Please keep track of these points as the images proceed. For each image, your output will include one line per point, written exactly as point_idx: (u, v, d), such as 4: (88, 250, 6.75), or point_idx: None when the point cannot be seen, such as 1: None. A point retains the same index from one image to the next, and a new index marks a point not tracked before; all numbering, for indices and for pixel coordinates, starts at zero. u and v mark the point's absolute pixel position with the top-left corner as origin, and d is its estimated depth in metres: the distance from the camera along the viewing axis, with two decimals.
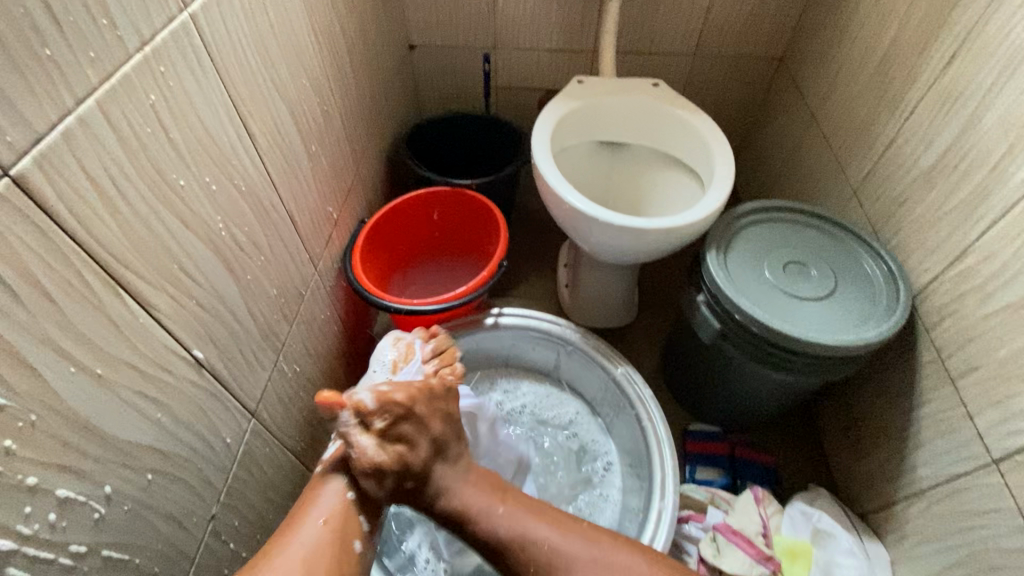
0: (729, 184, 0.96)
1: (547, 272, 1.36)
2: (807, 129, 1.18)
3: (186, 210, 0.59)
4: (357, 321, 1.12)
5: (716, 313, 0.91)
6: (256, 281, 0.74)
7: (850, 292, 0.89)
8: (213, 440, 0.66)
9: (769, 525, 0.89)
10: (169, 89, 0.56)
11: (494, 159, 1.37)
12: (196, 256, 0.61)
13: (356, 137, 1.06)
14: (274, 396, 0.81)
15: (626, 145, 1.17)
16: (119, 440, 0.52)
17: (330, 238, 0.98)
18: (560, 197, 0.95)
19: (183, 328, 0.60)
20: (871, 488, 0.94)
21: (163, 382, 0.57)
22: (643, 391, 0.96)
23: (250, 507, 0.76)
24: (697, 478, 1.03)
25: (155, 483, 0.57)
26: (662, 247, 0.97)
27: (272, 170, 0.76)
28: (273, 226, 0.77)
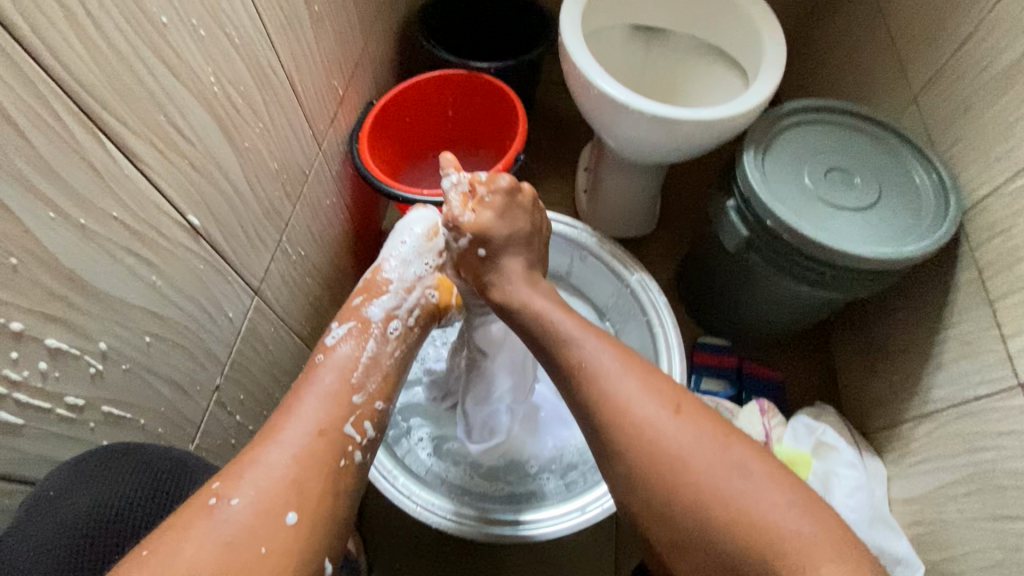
0: (778, 76, 0.86)
1: (565, 175, 1.28)
2: (869, 25, 1.05)
3: (171, 55, 0.53)
4: (365, 213, 1.08)
5: (745, 219, 0.85)
6: (255, 150, 0.69)
7: (893, 204, 0.83)
8: (213, 313, 0.64)
9: (772, 436, 0.89)
10: None
11: (516, 46, 1.25)
12: (186, 110, 0.55)
13: (365, 4, 0.95)
14: (278, 277, 0.78)
15: (664, 31, 1.04)
16: (112, 298, 0.49)
17: (336, 117, 0.91)
18: (589, 82, 0.86)
19: (175, 189, 0.55)
20: (878, 408, 0.93)
21: (157, 245, 0.54)
22: (657, 298, 0.92)
23: (255, 384, 0.76)
24: (702, 388, 1.02)
25: (154, 347, 0.55)
26: (694, 146, 0.89)
27: (270, 26, 0.68)
28: (272, 92, 0.71)
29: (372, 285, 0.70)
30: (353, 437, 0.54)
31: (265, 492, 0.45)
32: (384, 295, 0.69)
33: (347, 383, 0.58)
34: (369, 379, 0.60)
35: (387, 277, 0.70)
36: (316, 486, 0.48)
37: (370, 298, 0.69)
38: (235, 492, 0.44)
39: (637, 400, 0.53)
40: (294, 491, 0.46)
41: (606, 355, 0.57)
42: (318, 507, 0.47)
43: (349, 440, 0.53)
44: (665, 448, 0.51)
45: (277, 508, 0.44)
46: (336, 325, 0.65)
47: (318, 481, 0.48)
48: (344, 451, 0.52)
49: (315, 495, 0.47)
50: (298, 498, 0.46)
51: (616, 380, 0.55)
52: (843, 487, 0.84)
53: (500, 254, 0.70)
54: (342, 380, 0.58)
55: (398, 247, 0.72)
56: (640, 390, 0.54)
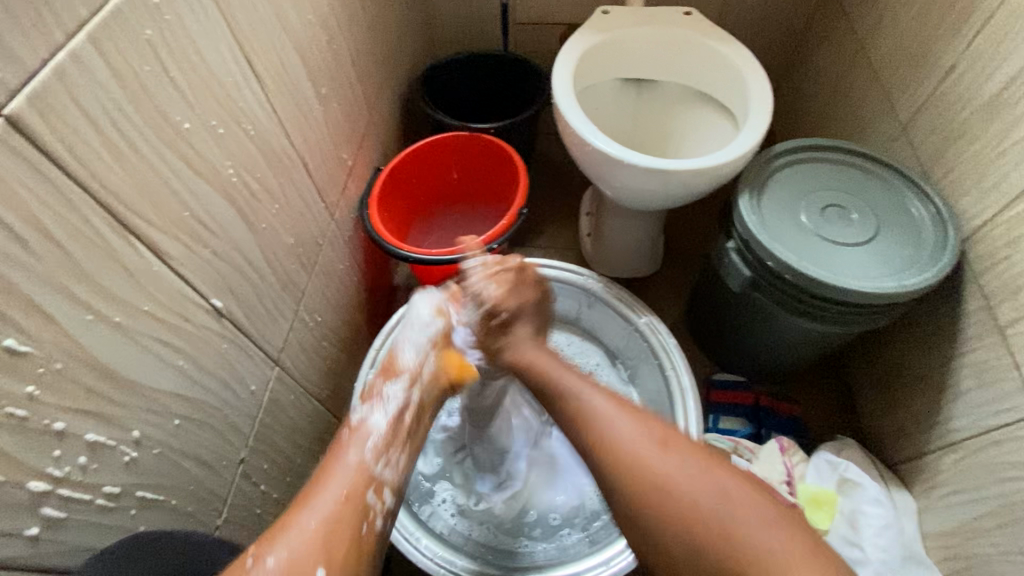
0: (766, 121, 0.90)
1: (568, 220, 1.32)
2: (852, 62, 1.09)
3: (194, 154, 0.57)
4: (377, 272, 1.11)
5: (746, 260, 0.86)
6: (271, 229, 0.73)
7: (892, 237, 0.84)
8: (237, 388, 0.67)
9: (793, 473, 0.88)
10: (166, 24, 0.53)
11: (514, 104, 1.31)
12: (207, 203, 0.59)
13: (369, 80, 1.02)
14: (296, 346, 0.81)
15: (653, 82, 1.09)
16: (144, 385, 0.52)
17: (346, 187, 0.96)
18: (583, 140, 0.90)
19: (200, 277, 0.59)
20: (900, 439, 0.92)
21: (184, 331, 0.57)
22: (667, 340, 0.93)
23: (278, 452, 0.78)
24: (721, 427, 1.02)
25: (184, 429, 0.58)
26: (691, 192, 0.92)
27: (282, 114, 0.73)
28: (286, 173, 0.75)
29: (389, 368, 0.68)
30: (372, 506, 0.55)
31: (299, 556, 0.47)
32: (399, 379, 0.67)
33: (369, 458, 0.58)
34: (394, 451, 0.61)
35: (405, 359, 0.69)
36: (343, 551, 0.50)
37: (388, 378, 0.67)
38: (271, 553, 0.47)
39: (628, 439, 0.54)
40: (324, 550, 0.48)
41: (600, 400, 0.59)
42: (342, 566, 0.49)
43: (369, 506, 0.54)
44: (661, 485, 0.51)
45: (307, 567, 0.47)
46: (358, 403, 0.65)
47: (343, 546, 0.50)
48: (366, 515, 0.53)
49: (341, 555, 0.49)
50: (328, 558, 0.48)
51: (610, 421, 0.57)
52: (870, 526, 0.83)
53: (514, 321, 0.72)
54: (366, 455, 0.58)
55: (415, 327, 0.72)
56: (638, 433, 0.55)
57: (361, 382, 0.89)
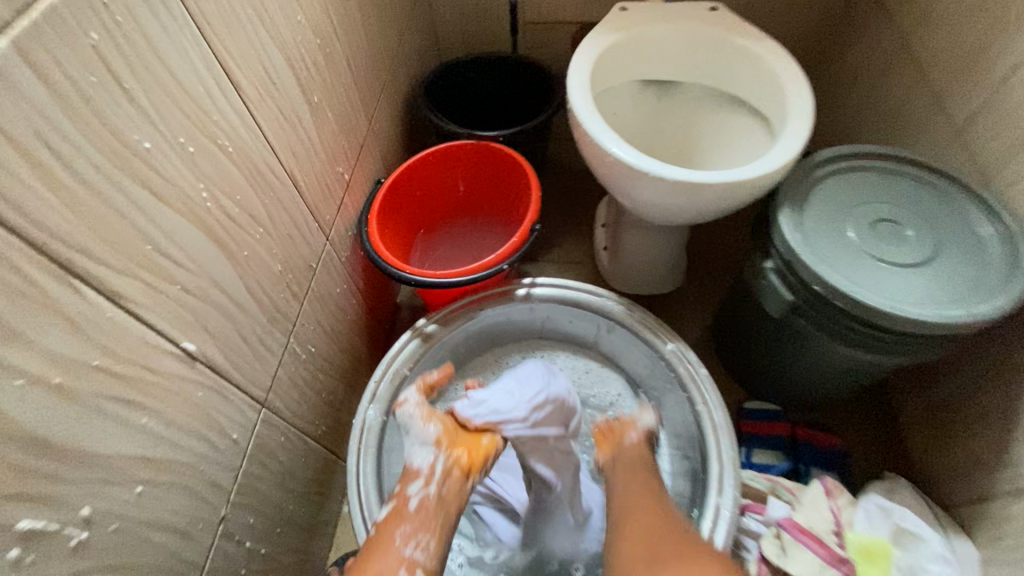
0: (806, 127, 0.81)
1: (582, 233, 1.23)
2: (895, 59, 1.00)
3: (158, 179, 0.49)
4: (378, 292, 1.03)
5: (787, 282, 0.77)
6: (256, 257, 0.65)
7: (952, 256, 0.75)
8: (215, 439, 0.59)
9: (842, 520, 0.78)
10: (119, 28, 0.45)
11: (523, 110, 1.23)
12: (175, 233, 0.52)
13: (367, 86, 0.94)
14: (287, 383, 0.73)
15: (676, 84, 1.00)
16: (96, 455, 0.44)
17: (343, 203, 0.88)
18: (603, 148, 0.81)
19: (167, 319, 0.51)
20: (959, 479, 0.82)
21: (147, 383, 0.49)
22: (697, 371, 0.84)
23: (267, 502, 0.70)
24: (755, 463, 0.93)
25: (149, 495, 0.50)
26: (723, 206, 0.83)
27: (267, 127, 0.66)
28: (272, 193, 0.67)
29: (406, 474, 0.69)
30: None
31: None
32: (417, 480, 0.67)
33: (401, 545, 0.62)
34: (423, 533, 0.63)
35: (417, 460, 0.69)
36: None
37: (406, 483, 0.68)
38: None
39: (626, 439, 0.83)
40: None
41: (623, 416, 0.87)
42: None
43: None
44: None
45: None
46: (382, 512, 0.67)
47: None
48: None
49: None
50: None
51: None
52: None
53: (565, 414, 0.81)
54: (400, 543, 0.62)
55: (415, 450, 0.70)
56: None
57: (359, 418, 0.81)
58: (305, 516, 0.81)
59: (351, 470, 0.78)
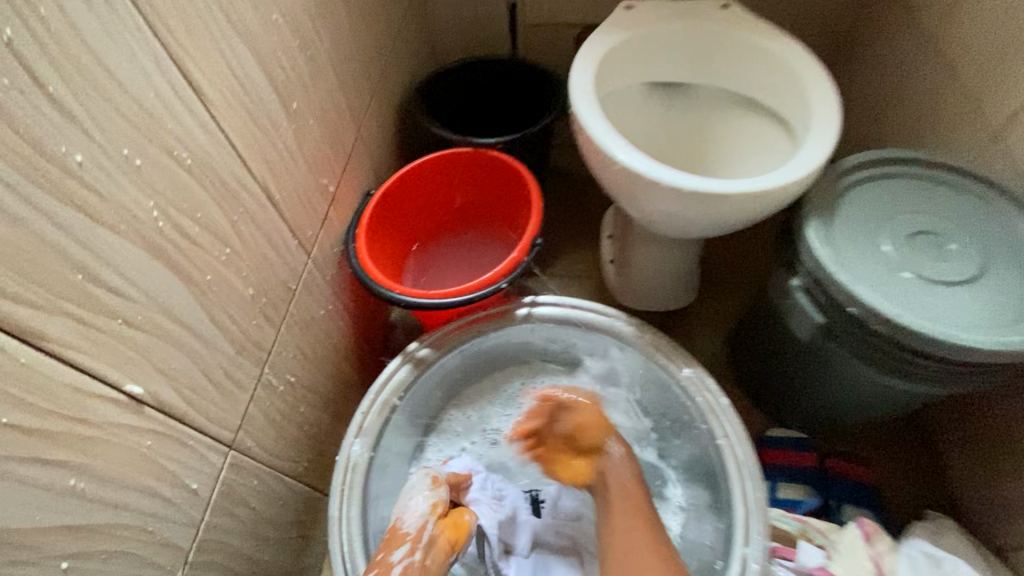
0: (833, 132, 0.73)
1: (587, 246, 1.15)
2: (923, 58, 0.92)
3: (93, 196, 0.42)
4: (368, 312, 0.96)
5: (817, 301, 0.69)
6: (222, 282, 0.58)
7: (1003, 274, 0.67)
8: (170, 492, 0.51)
9: (883, 569, 0.70)
10: (41, 20, 0.38)
11: (524, 115, 1.16)
12: (117, 259, 0.44)
13: (355, 91, 0.87)
14: (261, 419, 0.66)
15: (687, 87, 0.93)
16: (5, 531, 0.37)
17: (328, 218, 0.81)
18: (610, 155, 0.74)
19: (107, 359, 0.44)
20: (1011, 520, 0.74)
21: (80, 436, 0.42)
22: (718, 400, 0.75)
23: (236, 555, 0.63)
24: (781, 498, 0.84)
25: (82, 567, 0.43)
26: (742, 219, 0.75)
27: (236, 136, 0.59)
28: (242, 209, 0.60)
29: (393, 537, 0.67)
30: None
31: None
32: (403, 546, 0.66)
33: None
34: None
35: (406, 522, 0.69)
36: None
37: (389, 549, 0.66)
38: None
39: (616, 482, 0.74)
40: None
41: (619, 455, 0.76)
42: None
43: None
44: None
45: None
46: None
47: None
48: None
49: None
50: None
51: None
52: None
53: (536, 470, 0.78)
54: None
55: (412, 504, 0.71)
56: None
57: (344, 455, 0.73)
58: (283, 563, 0.73)
59: (335, 514, 0.70)
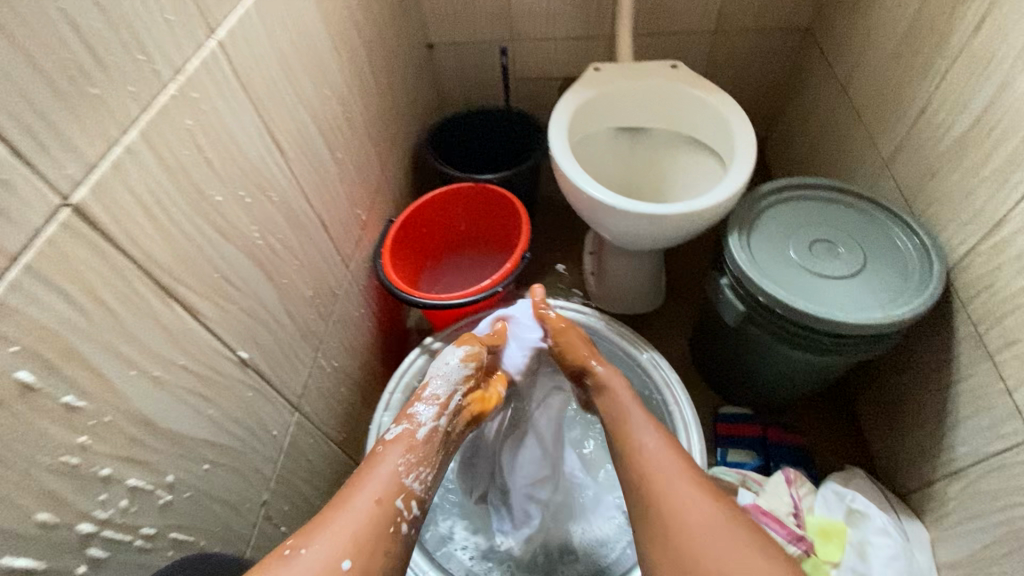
0: (750, 164, 0.95)
1: (572, 261, 1.37)
2: (834, 102, 1.15)
3: (224, 222, 0.64)
4: (390, 316, 1.17)
5: (739, 295, 0.90)
6: (292, 284, 0.79)
7: (879, 268, 0.88)
8: (260, 432, 0.71)
9: (801, 505, 0.88)
10: (202, 112, 0.60)
11: (516, 153, 1.39)
12: (235, 264, 0.66)
13: (380, 139, 1.10)
14: (315, 391, 0.86)
15: (645, 129, 1.16)
16: (176, 434, 0.57)
17: (360, 239, 1.03)
18: (579, 188, 0.96)
19: (228, 331, 0.65)
20: (909, 467, 0.93)
21: (213, 381, 0.63)
22: (670, 376, 0.95)
23: (298, 494, 0.82)
24: (729, 460, 1.03)
25: (211, 472, 0.63)
26: (683, 232, 0.97)
27: (302, 178, 0.81)
28: (305, 231, 0.82)
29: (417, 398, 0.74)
30: (401, 509, 0.61)
31: (334, 542, 0.55)
32: (427, 406, 0.73)
33: (399, 475, 0.64)
34: (419, 461, 0.67)
35: (431, 390, 0.75)
36: (373, 543, 0.57)
37: (417, 406, 0.73)
38: (306, 543, 0.55)
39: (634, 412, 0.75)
40: (353, 543, 0.56)
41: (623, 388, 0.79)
42: (369, 559, 0.56)
43: (398, 510, 0.61)
44: (674, 496, 0.61)
45: (336, 555, 0.54)
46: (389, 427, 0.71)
47: (370, 536, 0.57)
48: (395, 518, 0.60)
49: (370, 547, 0.56)
50: (353, 549, 0.55)
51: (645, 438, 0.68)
52: (881, 557, 0.82)
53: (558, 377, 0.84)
54: (395, 474, 0.64)
55: (446, 366, 0.78)
56: (663, 446, 0.66)
57: (375, 424, 0.92)
58: None
59: None
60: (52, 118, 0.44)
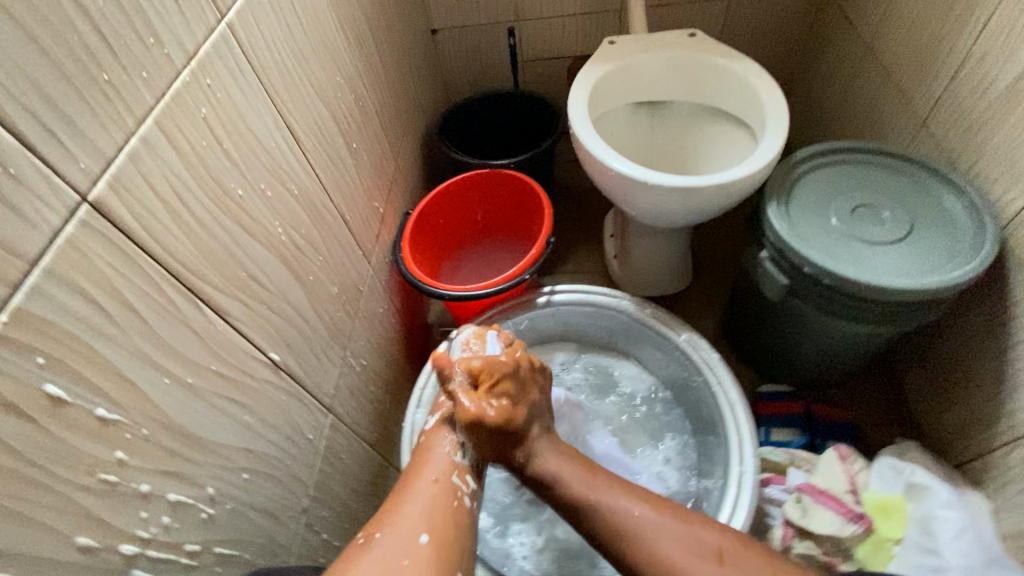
0: (783, 131, 0.91)
1: (594, 245, 1.33)
2: (862, 63, 1.10)
3: (248, 218, 0.60)
4: (413, 312, 1.13)
5: (782, 267, 0.86)
6: (319, 282, 0.75)
7: (928, 231, 0.84)
8: (296, 438, 0.68)
9: (858, 482, 0.85)
10: (218, 101, 0.57)
11: (530, 137, 1.35)
12: (261, 262, 0.63)
13: (392, 129, 1.06)
14: (346, 392, 0.83)
15: (666, 103, 1.12)
16: (213, 442, 0.54)
17: (380, 233, 0.99)
18: (605, 165, 0.92)
19: (259, 333, 0.62)
20: (964, 436, 0.89)
21: (246, 386, 0.60)
22: (710, 356, 0.92)
23: (336, 498, 0.79)
24: (773, 440, 0.99)
25: (251, 482, 0.60)
26: (716, 206, 0.93)
27: (320, 170, 0.77)
28: (327, 226, 0.78)
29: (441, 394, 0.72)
30: (461, 486, 0.60)
31: (402, 526, 0.52)
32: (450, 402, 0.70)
33: (450, 459, 0.63)
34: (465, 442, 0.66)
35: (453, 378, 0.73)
36: (445, 519, 0.55)
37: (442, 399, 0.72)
38: (378, 530, 0.52)
39: (661, 475, 0.62)
40: (425, 523, 0.53)
41: None
42: (444, 535, 0.53)
43: (458, 487, 0.60)
44: (703, 560, 0.54)
45: (412, 533, 0.52)
46: (427, 417, 0.69)
47: (440, 515, 0.55)
48: (457, 494, 0.59)
49: (443, 520, 0.54)
50: (428, 526, 0.53)
51: (660, 482, 0.61)
52: (946, 532, 0.79)
53: (530, 435, 0.64)
54: (447, 456, 0.63)
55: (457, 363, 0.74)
56: (683, 485, 0.60)
57: (409, 422, 0.89)
58: (366, 514, 0.90)
59: None
60: (65, 107, 0.40)
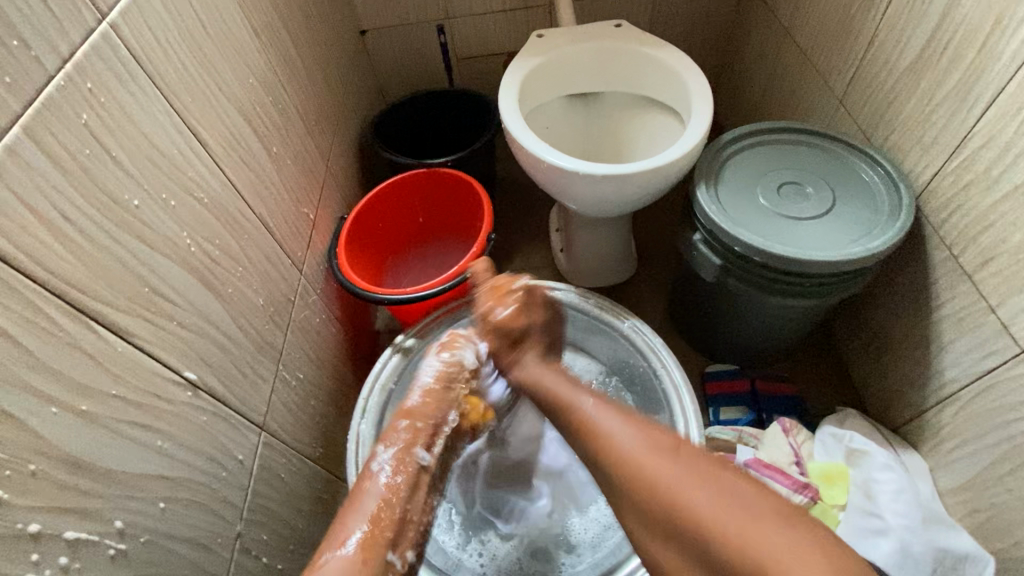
0: (708, 114, 0.93)
1: (539, 239, 1.32)
2: (782, 47, 1.14)
3: (147, 230, 0.57)
4: (355, 320, 1.10)
5: (715, 249, 0.87)
6: (240, 294, 0.72)
7: (849, 204, 0.86)
8: (223, 459, 0.65)
9: (802, 453, 0.88)
10: (103, 106, 0.53)
11: (468, 133, 1.33)
12: (168, 276, 0.59)
13: (319, 131, 1.02)
14: (282, 407, 0.79)
15: (597, 94, 1.12)
16: (119, 472, 0.51)
17: (311, 240, 0.95)
18: (538, 158, 0.92)
19: (169, 352, 0.58)
20: (899, 400, 0.92)
21: (158, 410, 0.56)
22: (653, 341, 0.93)
23: (277, 519, 0.76)
24: (722, 419, 1.01)
25: (169, 510, 0.56)
26: (649, 192, 0.94)
27: (235, 177, 0.73)
28: (247, 235, 0.75)
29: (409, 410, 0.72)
30: (393, 562, 0.60)
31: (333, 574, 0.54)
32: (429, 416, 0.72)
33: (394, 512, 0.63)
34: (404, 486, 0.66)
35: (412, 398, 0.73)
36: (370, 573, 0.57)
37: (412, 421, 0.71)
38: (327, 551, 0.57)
39: (620, 435, 0.58)
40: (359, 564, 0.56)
41: (615, 421, 0.60)
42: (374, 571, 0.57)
43: (391, 564, 0.60)
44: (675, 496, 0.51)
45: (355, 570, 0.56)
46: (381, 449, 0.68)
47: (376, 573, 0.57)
48: (390, 570, 0.59)
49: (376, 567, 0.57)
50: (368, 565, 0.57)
51: (624, 440, 0.57)
52: (886, 493, 0.81)
53: (525, 337, 0.75)
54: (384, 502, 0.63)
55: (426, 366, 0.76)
56: (643, 437, 0.57)
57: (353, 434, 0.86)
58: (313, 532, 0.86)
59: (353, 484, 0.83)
60: None
